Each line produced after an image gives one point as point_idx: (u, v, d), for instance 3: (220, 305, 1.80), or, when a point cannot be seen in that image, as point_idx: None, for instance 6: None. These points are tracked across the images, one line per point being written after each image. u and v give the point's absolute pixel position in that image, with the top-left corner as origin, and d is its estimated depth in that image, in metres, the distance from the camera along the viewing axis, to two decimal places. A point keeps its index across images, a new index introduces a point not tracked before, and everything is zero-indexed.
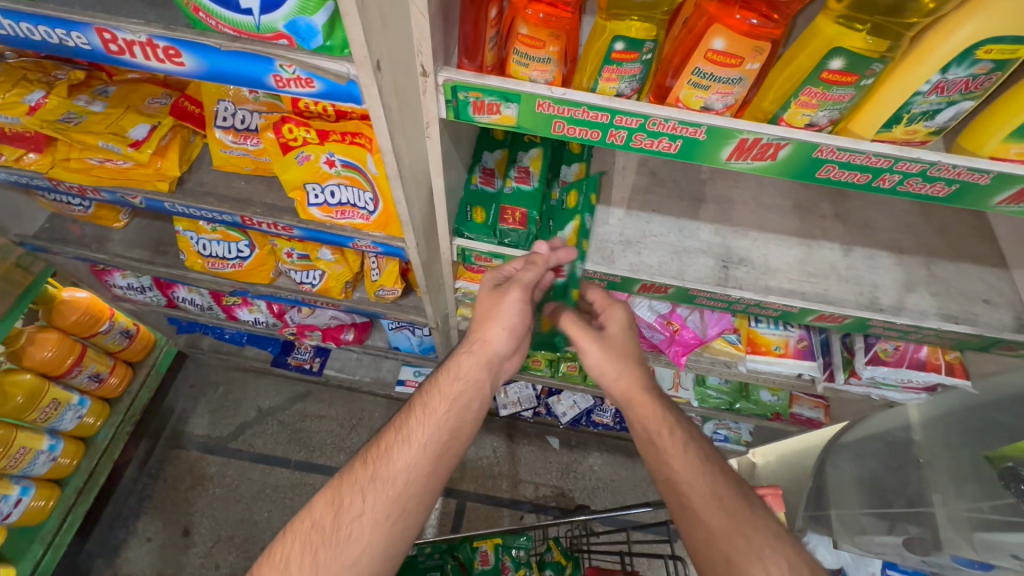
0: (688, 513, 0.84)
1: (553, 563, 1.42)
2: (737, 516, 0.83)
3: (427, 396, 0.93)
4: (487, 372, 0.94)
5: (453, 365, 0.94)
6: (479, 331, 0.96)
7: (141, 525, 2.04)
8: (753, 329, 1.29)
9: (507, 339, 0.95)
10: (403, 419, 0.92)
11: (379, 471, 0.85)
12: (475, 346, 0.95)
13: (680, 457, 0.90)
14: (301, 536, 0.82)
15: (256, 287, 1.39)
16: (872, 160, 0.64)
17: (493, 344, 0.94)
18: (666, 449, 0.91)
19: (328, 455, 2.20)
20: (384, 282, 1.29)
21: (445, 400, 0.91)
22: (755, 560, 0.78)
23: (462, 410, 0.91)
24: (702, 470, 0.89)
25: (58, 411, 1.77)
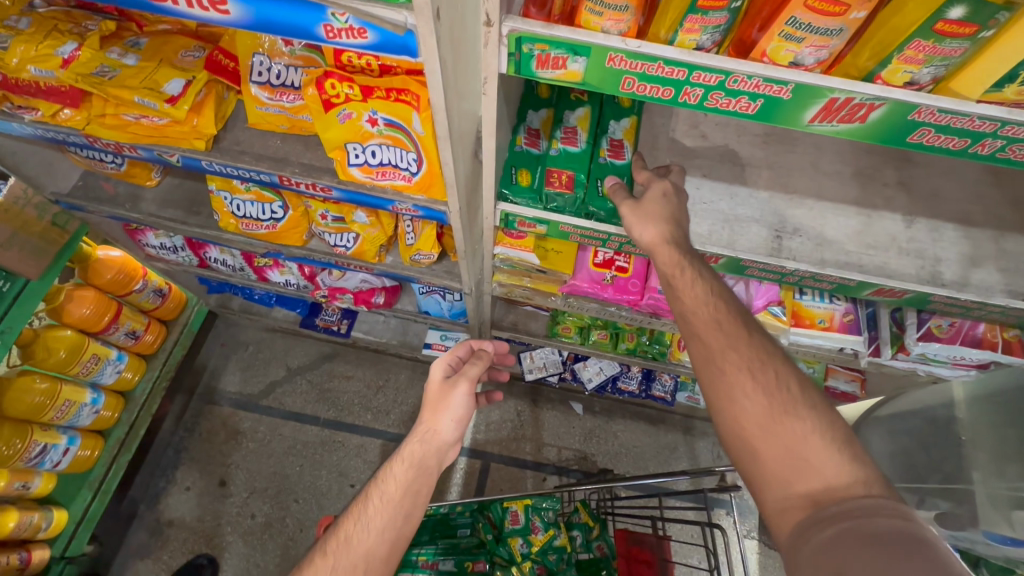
0: (713, 366, 0.75)
1: (580, 523, 1.50)
2: (759, 369, 0.73)
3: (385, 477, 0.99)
4: (438, 459, 1.02)
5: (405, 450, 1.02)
6: (430, 423, 1.06)
7: (180, 475, 2.13)
8: (798, 302, 1.26)
9: (456, 428, 1.07)
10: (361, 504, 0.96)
11: (339, 553, 0.89)
12: (432, 431, 1.05)
13: (704, 308, 0.80)
14: None
15: (289, 249, 1.38)
16: (976, 124, 0.59)
17: (442, 432, 1.04)
18: (689, 303, 0.81)
19: (355, 414, 2.26)
20: (419, 247, 1.28)
21: (398, 480, 0.97)
22: (749, 382, 0.71)
23: (417, 484, 0.97)
24: (725, 326, 0.78)
25: (99, 365, 1.83)
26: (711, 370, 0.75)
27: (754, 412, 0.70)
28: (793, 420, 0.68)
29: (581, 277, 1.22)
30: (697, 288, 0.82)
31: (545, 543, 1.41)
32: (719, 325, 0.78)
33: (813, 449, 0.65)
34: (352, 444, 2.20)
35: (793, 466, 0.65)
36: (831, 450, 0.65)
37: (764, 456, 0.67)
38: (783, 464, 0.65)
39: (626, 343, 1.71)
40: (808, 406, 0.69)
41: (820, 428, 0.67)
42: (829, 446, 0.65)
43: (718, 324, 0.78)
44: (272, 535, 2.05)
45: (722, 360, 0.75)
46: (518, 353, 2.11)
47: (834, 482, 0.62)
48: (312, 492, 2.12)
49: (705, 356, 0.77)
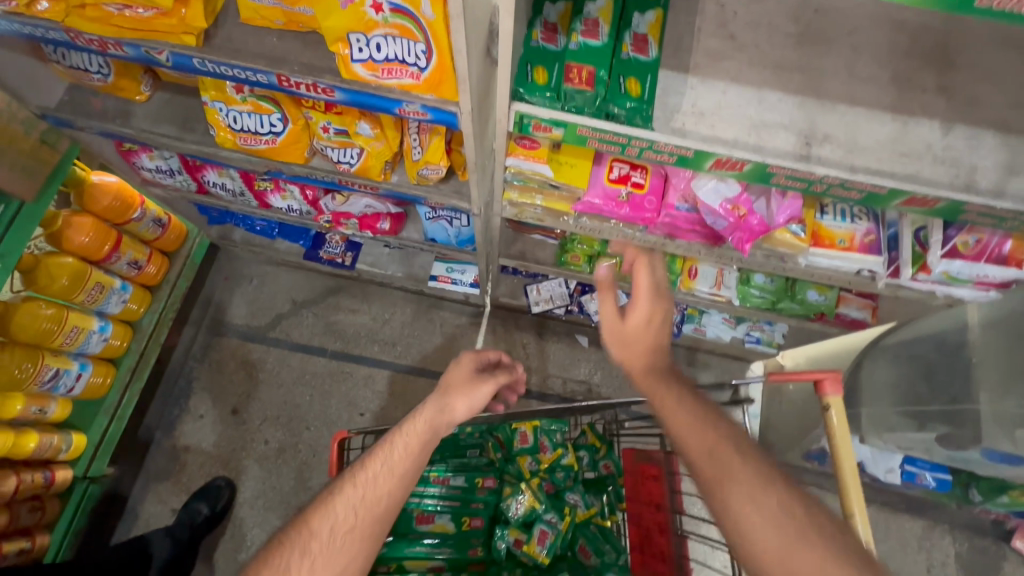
0: (716, 493, 0.86)
1: (587, 445, 1.52)
2: (761, 493, 0.84)
3: (405, 431, 1.03)
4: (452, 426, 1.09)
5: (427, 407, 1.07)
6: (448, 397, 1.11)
7: (194, 403, 2.17)
8: (819, 222, 1.21)
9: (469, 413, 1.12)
10: (382, 448, 1.00)
11: (366, 487, 0.95)
12: (450, 406, 1.09)
13: (700, 441, 0.91)
14: (301, 543, 0.91)
15: (290, 168, 1.31)
16: None
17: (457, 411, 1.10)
18: (694, 442, 0.91)
19: (363, 346, 2.27)
20: (427, 160, 1.20)
21: (415, 435, 1.03)
22: (747, 503, 0.83)
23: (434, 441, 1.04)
24: (718, 449, 0.89)
25: (104, 294, 1.81)
26: (715, 501, 0.86)
27: (761, 515, 0.82)
28: (810, 549, 0.78)
29: (596, 192, 1.17)
30: (683, 410, 0.95)
31: (553, 462, 1.45)
32: (722, 445, 0.90)
33: (811, 563, 0.77)
34: (360, 374, 2.23)
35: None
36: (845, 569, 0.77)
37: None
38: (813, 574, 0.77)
39: None
40: (817, 533, 0.80)
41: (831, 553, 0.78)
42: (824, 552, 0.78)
43: (715, 454, 0.88)
44: (287, 459, 2.12)
45: (723, 493, 0.85)
46: (525, 286, 2.09)
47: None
48: (323, 420, 2.17)
49: (715, 479, 0.87)
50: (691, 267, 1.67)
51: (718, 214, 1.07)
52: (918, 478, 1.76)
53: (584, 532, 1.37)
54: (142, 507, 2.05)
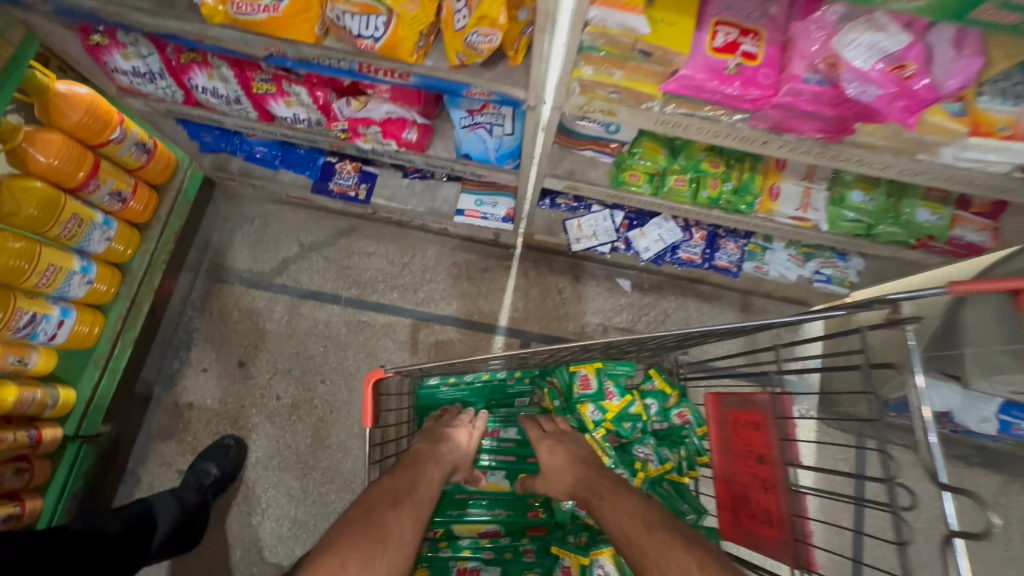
0: None
1: (655, 391, 1.28)
2: None
3: (437, 448, 1.12)
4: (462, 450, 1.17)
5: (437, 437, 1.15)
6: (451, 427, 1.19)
7: (195, 356, 1.96)
8: (978, 105, 0.95)
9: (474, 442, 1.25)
10: (423, 461, 1.07)
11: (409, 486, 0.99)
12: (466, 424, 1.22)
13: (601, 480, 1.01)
14: (371, 540, 0.88)
15: (298, 49, 1.05)
16: None
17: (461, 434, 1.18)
18: (594, 487, 1.00)
19: (380, 293, 2.04)
20: (477, 22, 0.95)
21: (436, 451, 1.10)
22: None
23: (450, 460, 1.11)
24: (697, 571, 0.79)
25: (83, 229, 1.57)
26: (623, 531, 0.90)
27: (630, 521, 0.89)
28: None
29: (697, 64, 0.90)
30: (558, 454, 1.11)
31: (620, 410, 1.23)
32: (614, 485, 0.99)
33: None
34: (379, 324, 2.01)
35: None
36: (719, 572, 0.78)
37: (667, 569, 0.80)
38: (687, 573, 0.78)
39: (708, 191, 1.41)
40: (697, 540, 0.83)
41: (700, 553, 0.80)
42: None
43: (594, 489, 1.00)
44: (301, 416, 1.91)
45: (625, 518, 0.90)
46: (564, 220, 1.83)
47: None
48: (339, 373, 1.95)
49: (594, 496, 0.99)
50: (773, 185, 1.41)
51: (870, 80, 0.82)
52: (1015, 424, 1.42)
53: (658, 489, 1.20)
54: (145, 468, 1.86)
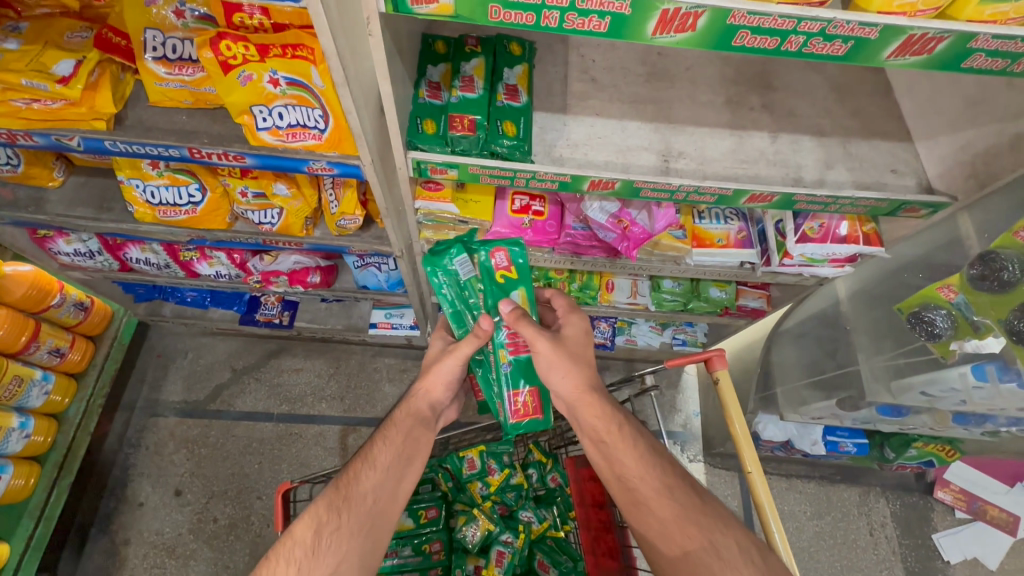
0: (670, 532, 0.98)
1: (535, 461, 1.60)
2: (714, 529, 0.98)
3: (386, 429, 1.16)
4: (427, 424, 1.17)
5: (401, 411, 1.18)
6: (421, 385, 1.22)
7: (132, 491, 2.06)
8: (697, 225, 1.39)
9: (446, 392, 1.22)
10: (368, 448, 1.13)
11: (352, 493, 1.04)
12: (423, 391, 1.20)
13: (608, 426, 1.07)
14: (286, 552, 0.97)
15: (214, 235, 1.37)
16: (779, 23, 0.70)
17: (434, 392, 1.20)
18: (601, 428, 1.07)
19: (310, 404, 2.26)
20: (344, 211, 1.30)
21: (401, 428, 1.14)
22: (701, 532, 0.97)
23: (412, 442, 1.13)
24: (675, 494, 1.01)
25: (23, 387, 1.74)
26: (628, 490, 1.03)
27: (632, 456, 1.05)
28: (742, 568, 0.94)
29: (501, 222, 1.30)
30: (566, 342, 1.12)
31: (502, 482, 1.52)
32: (619, 431, 1.07)
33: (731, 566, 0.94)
34: (310, 433, 2.20)
35: (703, 541, 0.96)
36: (716, 528, 0.97)
37: (685, 545, 0.96)
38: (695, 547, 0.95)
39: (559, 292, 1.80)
40: (694, 495, 1.02)
41: (704, 510, 1.00)
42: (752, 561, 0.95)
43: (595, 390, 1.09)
44: (239, 534, 2.03)
45: (633, 479, 1.04)
46: None
47: (717, 545, 0.95)
48: (274, 486, 2.11)
49: (602, 444, 1.07)
50: (608, 281, 1.83)
51: (607, 229, 1.25)
52: (840, 446, 1.93)
53: (540, 546, 1.48)
54: None
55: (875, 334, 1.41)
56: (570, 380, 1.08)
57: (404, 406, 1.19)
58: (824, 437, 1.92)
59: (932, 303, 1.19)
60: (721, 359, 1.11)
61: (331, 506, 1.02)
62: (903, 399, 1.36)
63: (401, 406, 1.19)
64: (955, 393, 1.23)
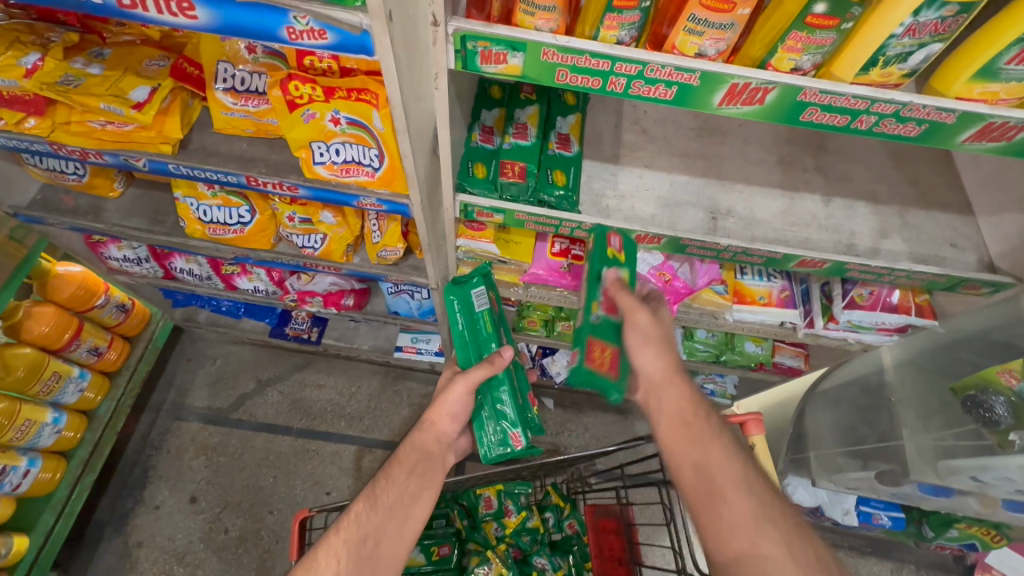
0: (748, 538, 0.80)
1: (553, 505, 1.58)
2: (798, 548, 0.79)
3: (389, 466, 1.08)
4: (432, 461, 1.10)
5: (406, 446, 1.11)
6: (427, 416, 1.14)
7: (149, 494, 2.08)
8: (739, 281, 1.35)
9: (454, 424, 1.13)
10: (369, 487, 1.06)
11: (352, 537, 0.97)
12: (428, 424, 1.12)
13: (688, 413, 0.92)
14: None
15: (257, 254, 1.40)
16: (851, 102, 0.68)
17: (441, 425, 1.12)
18: (678, 409, 0.92)
19: (329, 422, 2.26)
20: (385, 243, 1.33)
21: (406, 467, 1.07)
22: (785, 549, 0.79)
23: (417, 480, 1.06)
24: (759, 495, 0.84)
25: (60, 384, 1.79)
26: (702, 475, 0.86)
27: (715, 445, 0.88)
28: None
29: (540, 265, 1.30)
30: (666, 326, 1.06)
31: (519, 525, 1.49)
32: (704, 417, 0.91)
33: None
34: (326, 452, 2.20)
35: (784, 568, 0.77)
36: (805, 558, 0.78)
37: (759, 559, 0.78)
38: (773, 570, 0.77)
39: None
40: (780, 516, 0.83)
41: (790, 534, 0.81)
42: None
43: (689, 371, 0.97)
44: (247, 548, 2.02)
45: (711, 465, 0.86)
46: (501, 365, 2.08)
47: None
48: (287, 502, 2.10)
49: (673, 420, 0.92)
50: None
51: (649, 280, 1.31)
52: (874, 518, 1.83)
53: None
54: None
55: (923, 410, 1.31)
56: (654, 357, 0.95)
57: (407, 443, 1.12)
58: (858, 508, 1.81)
59: (990, 387, 1.12)
60: (757, 424, 1.05)
61: (331, 550, 0.94)
62: (949, 481, 1.27)
63: (405, 441, 1.12)
64: (1010, 481, 1.15)
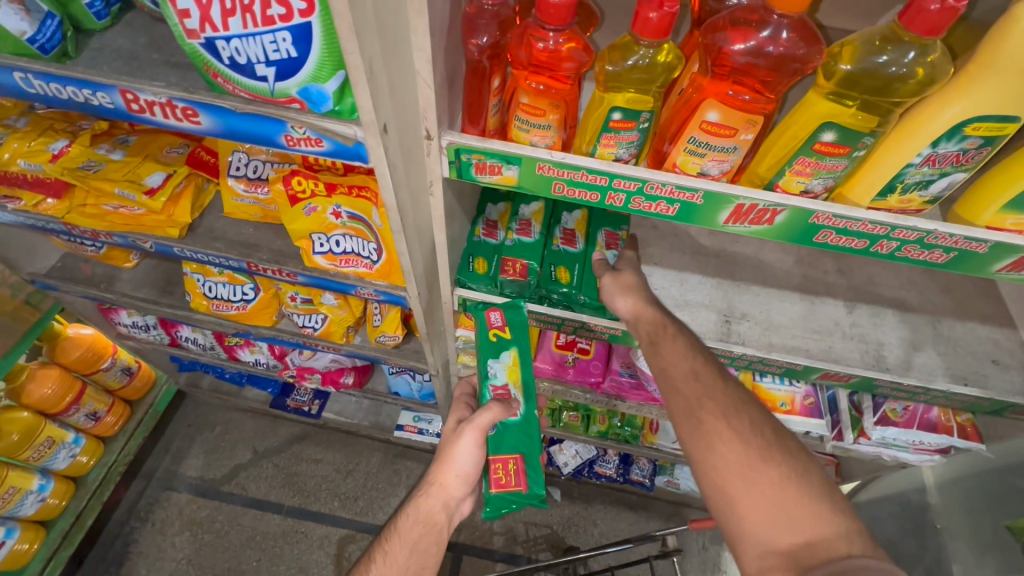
0: (691, 416, 0.78)
1: None
2: (733, 415, 0.77)
3: (387, 543, 0.91)
4: (439, 535, 0.89)
5: (407, 514, 0.91)
6: (433, 475, 0.92)
7: (127, 571, 1.97)
8: (759, 384, 1.25)
9: (467, 483, 0.91)
10: (364, 569, 0.89)
11: None
12: (431, 487, 0.91)
13: (683, 362, 0.84)
14: None
15: (258, 330, 1.38)
16: (868, 227, 0.63)
17: (450, 489, 0.90)
18: (670, 357, 0.85)
19: (322, 501, 2.14)
20: (385, 328, 1.30)
21: (404, 545, 0.88)
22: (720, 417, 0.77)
23: (416, 562, 0.87)
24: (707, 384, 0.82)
25: (52, 450, 1.75)
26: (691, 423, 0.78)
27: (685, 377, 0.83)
28: (770, 467, 0.71)
29: (544, 357, 1.26)
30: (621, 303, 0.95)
31: None
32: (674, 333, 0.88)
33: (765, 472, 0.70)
34: (316, 535, 2.07)
35: (774, 517, 0.67)
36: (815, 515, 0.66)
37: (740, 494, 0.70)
38: (759, 516, 0.67)
39: (597, 425, 1.67)
40: (783, 453, 0.73)
41: (795, 472, 0.71)
42: (812, 501, 0.68)
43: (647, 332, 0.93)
44: None
45: (700, 411, 0.78)
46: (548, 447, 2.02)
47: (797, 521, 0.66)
48: None
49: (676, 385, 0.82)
50: (652, 421, 1.68)
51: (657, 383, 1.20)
52: None
53: None
54: None
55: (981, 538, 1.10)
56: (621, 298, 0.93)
57: (407, 512, 0.92)
58: None
59: None
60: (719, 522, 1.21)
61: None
62: None
63: (406, 508, 0.92)
64: None
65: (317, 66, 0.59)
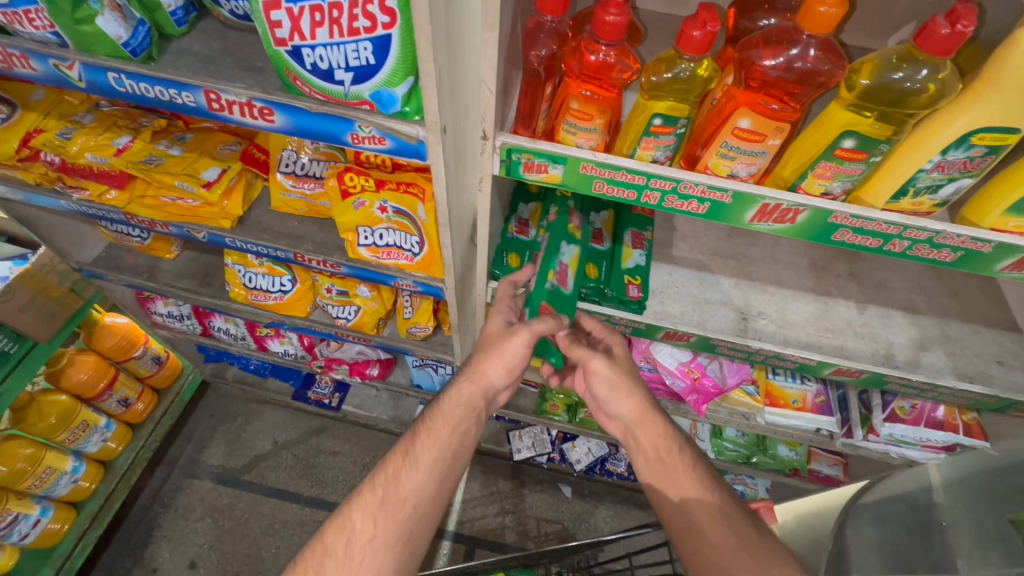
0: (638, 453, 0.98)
1: None
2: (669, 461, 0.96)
3: (430, 423, 0.97)
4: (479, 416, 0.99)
5: (450, 398, 0.99)
6: (477, 364, 1.01)
7: (150, 555, 2.03)
8: (771, 381, 1.31)
9: (505, 376, 1.02)
10: (408, 443, 0.94)
11: (391, 498, 0.86)
12: (473, 376, 1.00)
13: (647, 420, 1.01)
14: (314, 564, 0.81)
15: (293, 320, 1.45)
16: (882, 227, 0.69)
17: (492, 376, 1.00)
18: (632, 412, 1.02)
19: (339, 492, 2.20)
20: (416, 320, 1.37)
21: (449, 424, 0.96)
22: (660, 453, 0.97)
23: (460, 437, 0.96)
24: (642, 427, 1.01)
25: (86, 433, 1.82)
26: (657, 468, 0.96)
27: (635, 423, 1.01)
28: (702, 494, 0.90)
29: None
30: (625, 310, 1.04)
31: None
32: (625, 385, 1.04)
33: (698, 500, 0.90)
34: None
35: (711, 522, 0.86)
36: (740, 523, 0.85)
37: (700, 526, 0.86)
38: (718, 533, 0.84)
39: None
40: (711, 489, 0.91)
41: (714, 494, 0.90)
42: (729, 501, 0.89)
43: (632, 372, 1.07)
44: None
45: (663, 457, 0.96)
46: (561, 443, 2.08)
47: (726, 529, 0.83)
48: None
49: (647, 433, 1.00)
50: None
51: (676, 376, 1.30)
52: None
53: None
54: None
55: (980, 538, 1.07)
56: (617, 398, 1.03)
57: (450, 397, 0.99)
58: None
59: None
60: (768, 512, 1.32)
61: (366, 512, 0.85)
62: None
63: (449, 393, 1.00)
64: None
65: (391, 72, 0.66)
